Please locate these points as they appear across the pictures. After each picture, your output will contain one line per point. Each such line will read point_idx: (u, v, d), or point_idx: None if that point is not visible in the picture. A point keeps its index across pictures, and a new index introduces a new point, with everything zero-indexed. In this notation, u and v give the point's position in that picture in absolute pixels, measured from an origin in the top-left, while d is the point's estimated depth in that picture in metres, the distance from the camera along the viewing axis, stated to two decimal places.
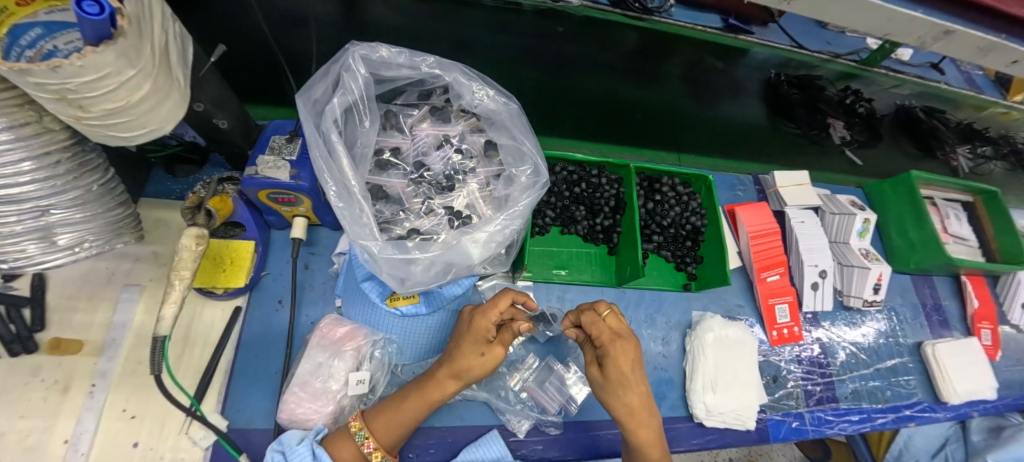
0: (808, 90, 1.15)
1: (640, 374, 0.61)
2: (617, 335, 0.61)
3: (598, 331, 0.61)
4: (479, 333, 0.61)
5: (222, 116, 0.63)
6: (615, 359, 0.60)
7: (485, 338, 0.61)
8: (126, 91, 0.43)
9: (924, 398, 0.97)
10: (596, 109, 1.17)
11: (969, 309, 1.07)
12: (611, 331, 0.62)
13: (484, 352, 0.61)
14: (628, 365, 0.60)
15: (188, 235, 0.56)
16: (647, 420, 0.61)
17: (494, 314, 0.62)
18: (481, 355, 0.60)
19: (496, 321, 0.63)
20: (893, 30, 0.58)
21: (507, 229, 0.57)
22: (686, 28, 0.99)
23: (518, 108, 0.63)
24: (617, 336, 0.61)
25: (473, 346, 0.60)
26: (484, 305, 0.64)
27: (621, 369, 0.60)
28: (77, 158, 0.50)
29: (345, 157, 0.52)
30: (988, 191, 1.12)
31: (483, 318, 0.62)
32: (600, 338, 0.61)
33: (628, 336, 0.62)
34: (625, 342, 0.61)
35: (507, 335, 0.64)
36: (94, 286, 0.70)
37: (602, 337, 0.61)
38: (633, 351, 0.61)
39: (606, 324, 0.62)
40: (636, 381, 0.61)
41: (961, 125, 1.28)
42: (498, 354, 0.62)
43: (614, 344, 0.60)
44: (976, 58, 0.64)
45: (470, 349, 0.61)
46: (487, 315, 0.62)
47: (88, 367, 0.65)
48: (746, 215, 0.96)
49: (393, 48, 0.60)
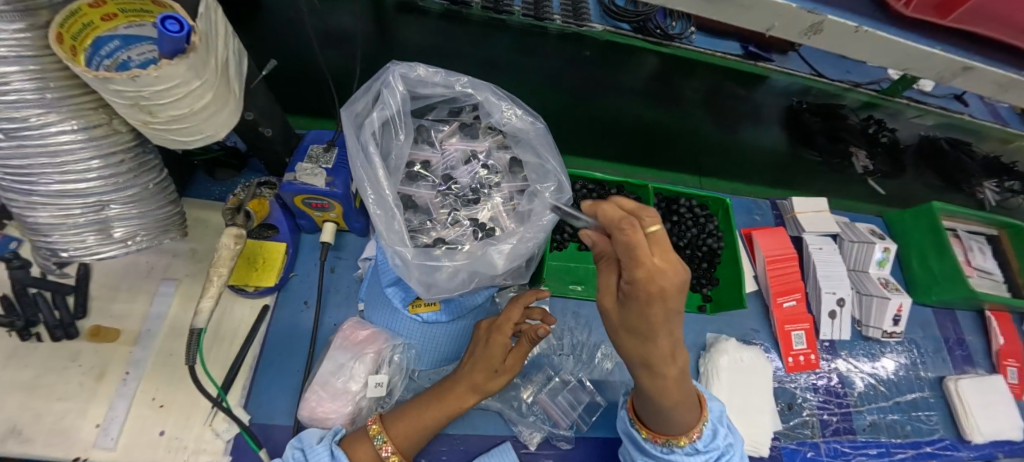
0: (829, 119, 1.18)
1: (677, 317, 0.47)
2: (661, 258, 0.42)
3: (627, 244, 0.42)
4: (494, 348, 0.64)
5: (267, 125, 0.67)
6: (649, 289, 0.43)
7: (500, 352, 0.64)
8: (191, 98, 0.47)
9: (946, 435, 0.95)
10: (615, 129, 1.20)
11: (994, 345, 1.05)
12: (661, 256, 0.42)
13: (497, 369, 0.64)
14: (664, 304, 0.44)
15: (228, 235, 0.61)
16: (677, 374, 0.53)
17: (509, 329, 0.64)
18: (497, 371, 0.64)
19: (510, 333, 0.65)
20: (912, 65, 0.60)
21: (531, 242, 0.59)
22: (703, 53, 1.03)
23: (545, 127, 0.66)
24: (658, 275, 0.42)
25: (489, 361, 0.64)
26: (500, 321, 0.66)
27: (655, 307, 0.44)
28: (138, 158, 0.54)
29: (382, 167, 0.56)
30: (1013, 224, 1.11)
31: (499, 332, 0.65)
32: (632, 275, 0.42)
33: (672, 264, 0.42)
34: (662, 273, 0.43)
35: (526, 344, 0.66)
36: (135, 279, 0.74)
37: (636, 274, 0.42)
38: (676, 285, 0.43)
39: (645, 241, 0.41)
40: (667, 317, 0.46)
41: (987, 158, 1.27)
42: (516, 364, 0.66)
43: (648, 285, 0.42)
44: (996, 94, 0.65)
45: (484, 363, 0.64)
46: (502, 329, 0.65)
47: (123, 355, 0.68)
48: (763, 239, 0.97)
49: (430, 67, 0.63)
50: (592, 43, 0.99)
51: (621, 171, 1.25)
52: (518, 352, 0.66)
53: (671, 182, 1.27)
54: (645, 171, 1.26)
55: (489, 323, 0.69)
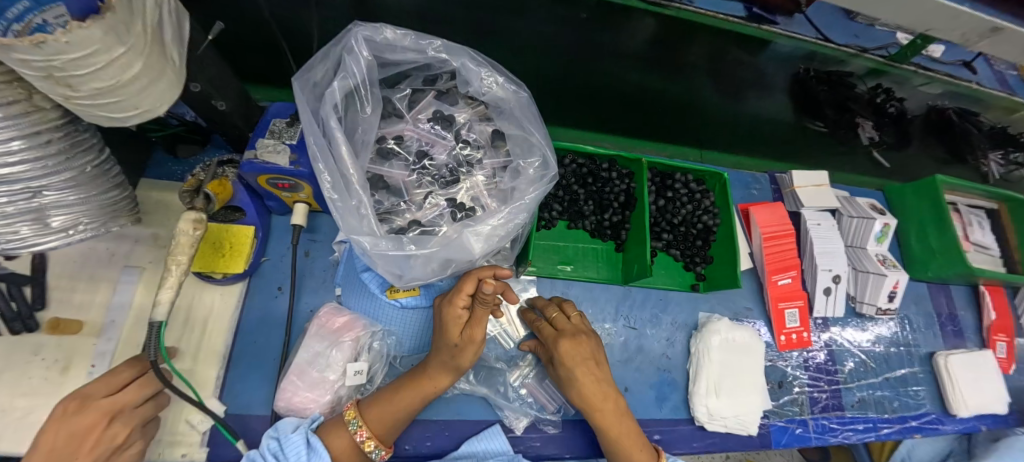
0: (838, 88, 1.10)
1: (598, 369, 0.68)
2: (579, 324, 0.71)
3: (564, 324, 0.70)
4: (448, 326, 0.59)
5: (221, 97, 0.61)
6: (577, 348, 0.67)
7: (457, 327, 0.59)
8: (117, 68, 0.41)
9: (932, 409, 0.95)
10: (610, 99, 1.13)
11: (985, 321, 1.04)
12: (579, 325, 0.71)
13: (457, 344, 0.59)
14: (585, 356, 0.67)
15: (186, 220, 0.55)
16: (612, 410, 0.67)
17: (460, 299, 0.58)
18: (457, 346, 0.59)
19: (464, 306, 0.59)
20: (936, 25, 0.54)
21: (512, 223, 0.54)
22: (707, 16, 0.94)
23: (528, 97, 0.60)
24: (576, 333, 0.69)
25: (447, 338, 0.59)
26: (451, 293, 0.60)
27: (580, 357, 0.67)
28: (69, 137, 0.48)
29: (345, 144, 0.50)
30: (1013, 198, 1.08)
31: (451, 307, 0.59)
32: (548, 338, 0.70)
33: (574, 332, 0.69)
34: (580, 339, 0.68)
35: (483, 312, 0.60)
36: (94, 267, 0.69)
37: (548, 338, 0.69)
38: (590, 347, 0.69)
39: (552, 324, 0.71)
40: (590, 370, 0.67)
41: (994, 128, 1.22)
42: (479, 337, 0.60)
43: (558, 343, 0.68)
44: (1022, 59, 0.60)
45: (444, 342, 0.59)
46: (454, 304, 0.58)
47: (88, 347, 0.65)
48: (760, 214, 0.93)
49: (399, 29, 0.56)
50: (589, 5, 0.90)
51: (621, 143, 1.24)
52: (478, 323, 0.60)
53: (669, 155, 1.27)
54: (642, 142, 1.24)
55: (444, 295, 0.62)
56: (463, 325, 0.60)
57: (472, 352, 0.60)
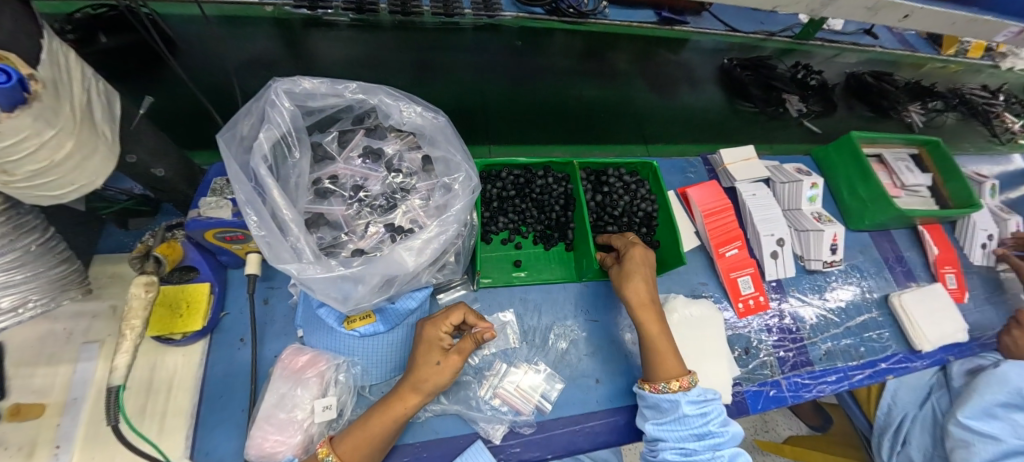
0: (759, 70, 1.20)
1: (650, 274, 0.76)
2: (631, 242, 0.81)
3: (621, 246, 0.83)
4: (431, 344, 0.64)
5: (160, 165, 0.65)
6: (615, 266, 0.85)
7: (439, 347, 0.64)
8: (48, 149, 0.45)
9: (899, 349, 0.98)
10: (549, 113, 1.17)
11: (930, 256, 1.10)
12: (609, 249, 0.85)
13: (438, 361, 0.63)
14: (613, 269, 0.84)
15: (136, 284, 0.59)
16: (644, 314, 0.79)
17: (444, 324, 0.66)
18: (437, 363, 0.63)
19: (448, 330, 0.66)
20: (781, 2, 0.63)
21: (442, 235, 0.59)
22: (620, 26, 1.05)
23: (446, 120, 0.66)
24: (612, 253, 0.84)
25: (427, 356, 0.63)
26: (436, 317, 0.67)
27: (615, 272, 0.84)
28: (12, 221, 0.51)
29: (271, 187, 0.54)
30: (929, 141, 1.16)
31: (433, 327, 0.65)
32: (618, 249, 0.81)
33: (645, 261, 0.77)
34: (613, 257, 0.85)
35: (468, 343, 0.64)
36: (52, 348, 0.70)
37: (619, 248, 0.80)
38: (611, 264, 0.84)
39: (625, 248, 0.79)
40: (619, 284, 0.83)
41: (909, 84, 1.30)
42: (456, 365, 0.64)
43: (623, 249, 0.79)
44: (867, 18, 0.68)
45: (424, 360, 0.63)
46: (437, 325, 0.66)
47: (52, 428, 0.65)
48: (697, 194, 0.99)
49: (315, 79, 0.62)
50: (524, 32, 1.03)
51: (569, 151, 1.21)
52: (461, 351, 0.64)
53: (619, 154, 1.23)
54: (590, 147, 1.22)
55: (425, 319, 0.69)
56: (445, 348, 0.65)
57: (448, 372, 0.63)
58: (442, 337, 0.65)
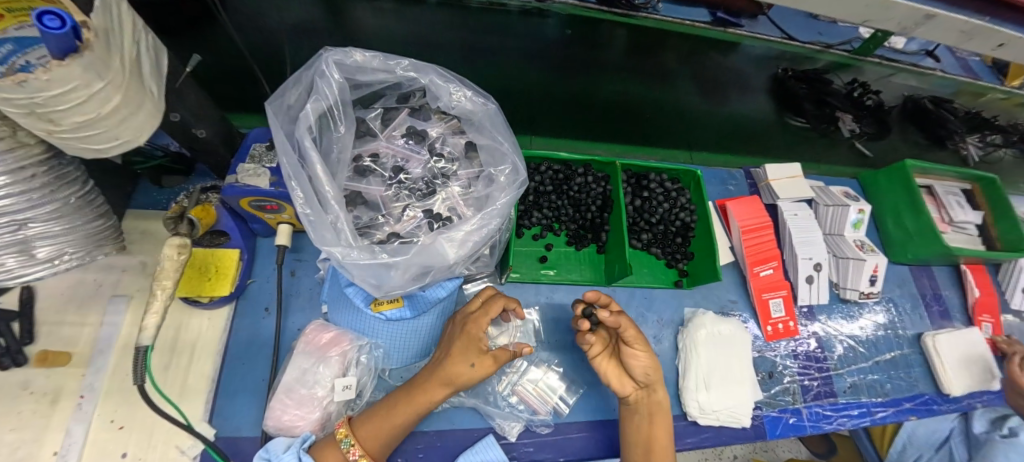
0: (814, 84, 1.13)
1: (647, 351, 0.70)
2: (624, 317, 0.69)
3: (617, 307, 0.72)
4: (470, 342, 0.62)
5: (201, 126, 0.64)
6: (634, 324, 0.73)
7: (478, 349, 0.62)
8: (96, 102, 0.44)
9: (926, 390, 0.95)
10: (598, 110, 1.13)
11: (970, 298, 1.05)
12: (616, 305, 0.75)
13: (474, 363, 0.61)
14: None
15: (170, 246, 0.57)
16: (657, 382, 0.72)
17: (485, 324, 0.63)
18: (472, 366, 0.61)
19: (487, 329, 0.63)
20: (872, 17, 0.58)
21: (484, 228, 0.56)
22: (674, 23, 0.96)
23: (496, 108, 0.63)
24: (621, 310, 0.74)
25: (463, 356, 0.61)
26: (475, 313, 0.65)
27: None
28: (54, 171, 0.50)
29: (317, 162, 0.52)
30: (985, 178, 1.09)
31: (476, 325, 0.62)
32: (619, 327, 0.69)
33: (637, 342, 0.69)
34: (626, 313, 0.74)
35: (504, 353, 0.64)
36: (82, 298, 0.70)
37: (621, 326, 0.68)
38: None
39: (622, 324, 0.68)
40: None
41: (969, 114, 1.22)
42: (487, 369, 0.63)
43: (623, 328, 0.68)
44: (959, 43, 0.63)
45: (461, 359, 0.61)
46: (479, 324, 0.63)
47: (77, 378, 0.65)
48: (737, 209, 0.95)
49: (367, 51, 0.59)
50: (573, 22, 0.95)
51: (613, 150, 1.16)
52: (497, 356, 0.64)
53: (661, 159, 1.18)
54: (634, 149, 1.17)
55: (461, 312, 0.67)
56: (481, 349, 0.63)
57: (482, 375, 0.62)
58: (482, 337, 0.62)
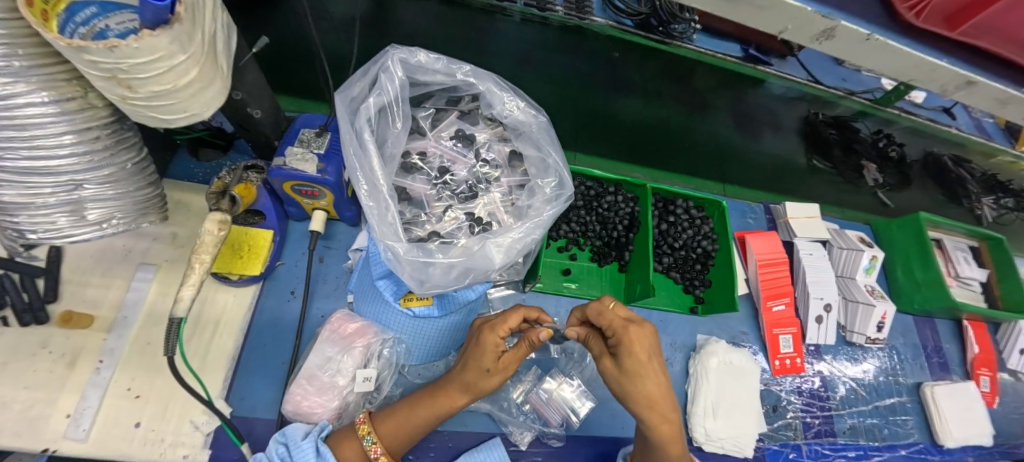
0: (845, 132, 1.16)
1: (657, 365, 0.52)
2: (621, 322, 0.54)
3: (606, 321, 0.55)
4: (485, 352, 0.58)
5: (255, 106, 0.65)
6: (629, 347, 0.52)
7: (493, 357, 0.58)
8: (176, 74, 0.43)
9: (921, 439, 0.98)
10: (644, 135, 1.16)
11: (970, 354, 1.08)
12: (622, 318, 0.54)
13: (490, 370, 0.58)
14: (643, 352, 0.52)
15: (211, 220, 0.55)
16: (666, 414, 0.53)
17: (502, 331, 0.58)
18: (488, 372, 0.58)
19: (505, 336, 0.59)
20: (916, 77, 0.59)
21: (529, 238, 0.57)
22: (704, 54, 0.98)
23: (547, 121, 0.64)
24: (629, 322, 0.53)
25: (480, 363, 0.58)
26: (493, 321, 0.60)
27: (637, 357, 0.52)
28: (115, 135, 0.51)
29: (377, 155, 0.54)
30: (994, 237, 1.12)
31: (492, 334, 0.58)
32: (610, 326, 0.54)
33: (641, 351, 0.52)
34: (639, 327, 0.53)
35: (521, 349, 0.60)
36: (109, 262, 0.70)
37: (612, 326, 0.54)
38: (649, 341, 0.53)
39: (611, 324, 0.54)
40: (652, 369, 0.52)
41: (985, 175, 1.26)
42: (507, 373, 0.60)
43: (626, 331, 0.53)
44: (993, 109, 0.65)
45: (476, 365, 0.58)
46: (496, 332, 0.58)
47: (97, 342, 0.65)
48: (756, 243, 0.98)
49: (431, 54, 0.61)
50: (619, 44, 0.95)
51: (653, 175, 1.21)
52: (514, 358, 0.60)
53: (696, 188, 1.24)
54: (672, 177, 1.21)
55: (482, 319, 0.66)
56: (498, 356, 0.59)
57: (499, 380, 0.59)
58: (502, 345, 0.59)
